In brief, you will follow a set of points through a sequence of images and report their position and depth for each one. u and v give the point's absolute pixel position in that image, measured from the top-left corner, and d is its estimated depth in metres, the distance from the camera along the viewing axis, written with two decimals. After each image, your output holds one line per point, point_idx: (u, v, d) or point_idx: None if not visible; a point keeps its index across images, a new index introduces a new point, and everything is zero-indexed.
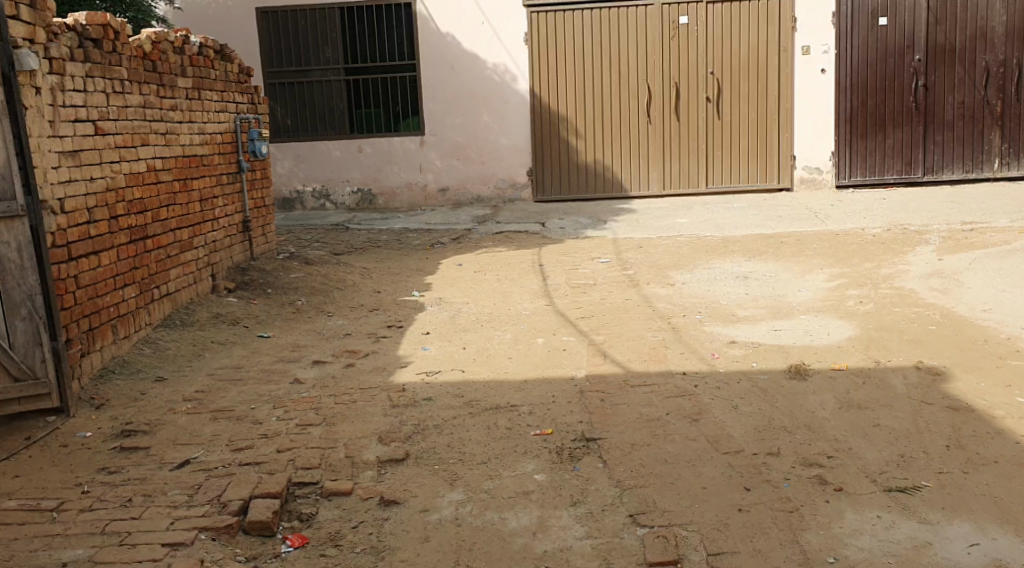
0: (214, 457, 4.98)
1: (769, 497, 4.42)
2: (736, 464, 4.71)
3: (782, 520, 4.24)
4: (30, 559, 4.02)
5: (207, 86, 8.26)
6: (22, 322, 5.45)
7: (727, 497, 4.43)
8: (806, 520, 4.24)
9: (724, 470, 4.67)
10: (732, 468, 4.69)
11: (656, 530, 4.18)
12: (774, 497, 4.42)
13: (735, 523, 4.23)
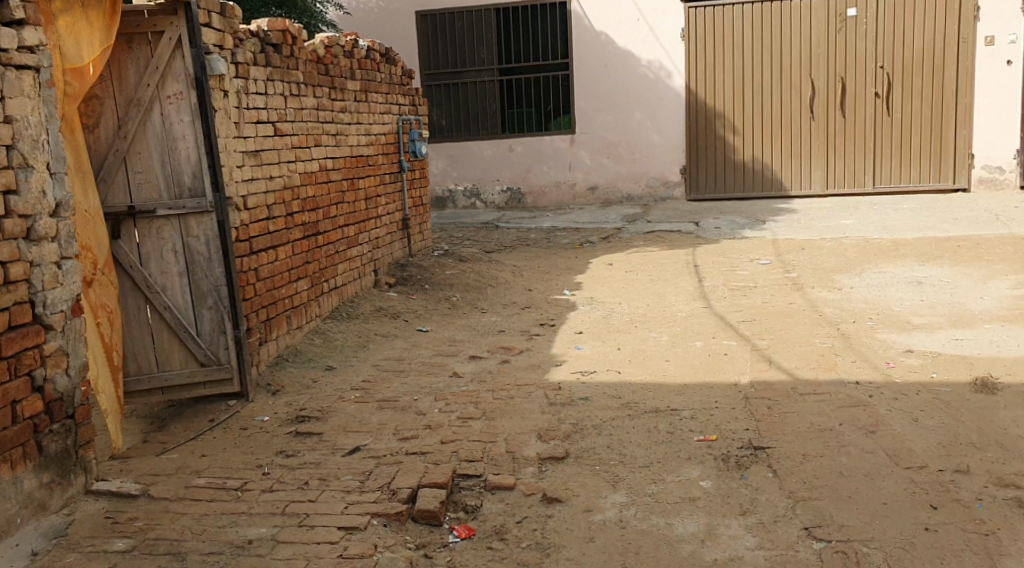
0: (382, 445, 5.16)
1: (960, 518, 4.18)
2: (920, 481, 4.49)
3: (977, 543, 4.01)
4: (219, 533, 4.26)
5: (373, 88, 8.54)
6: (208, 313, 5.81)
7: (911, 515, 4.23)
8: (1004, 544, 3.98)
9: (906, 486, 4.46)
10: (916, 484, 4.47)
11: (835, 545, 4.05)
12: (966, 518, 4.18)
13: (923, 543, 4.02)
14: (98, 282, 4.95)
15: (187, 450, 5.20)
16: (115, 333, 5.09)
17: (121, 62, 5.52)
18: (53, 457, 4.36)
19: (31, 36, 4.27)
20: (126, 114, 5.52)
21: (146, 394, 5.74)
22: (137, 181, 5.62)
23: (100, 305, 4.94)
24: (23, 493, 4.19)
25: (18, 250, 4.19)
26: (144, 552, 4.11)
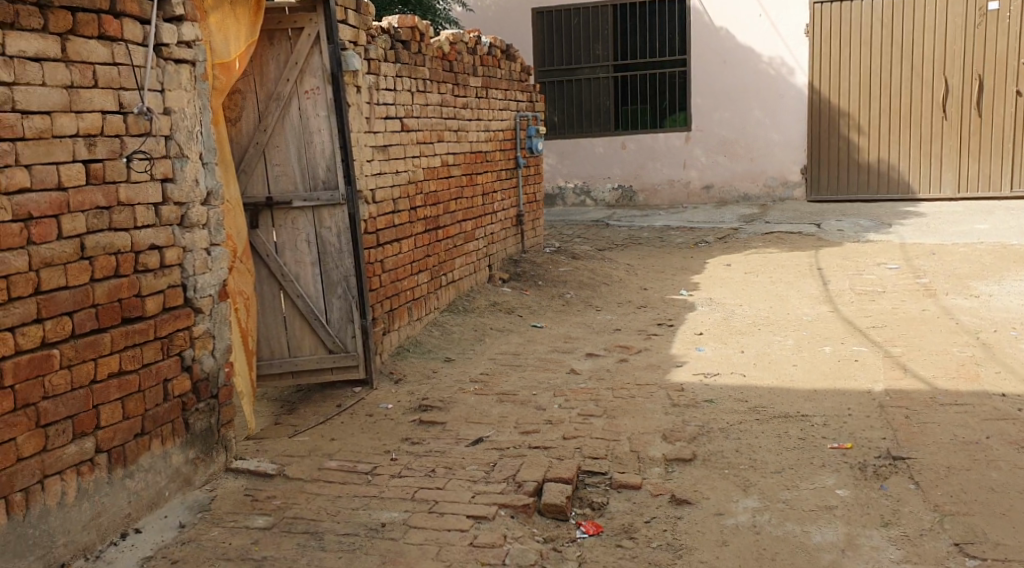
0: (504, 437, 5.20)
1: None
2: None
3: None
4: (353, 515, 4.38)
5: (494, 85, 8.61)
6: (338, 301, 5.96)
7: None
8: None
9: None
10: None
11: (990, 563, 3.85)
12: None
13: None
14: (236, 270, 5.13)
15: (317, 433, 5.36)
16: (251, 319, 5.28)
17: (262, 58, 5.72)
18: (198, 435, 4.58)
19: (188, 32, 4.48)
20: (266, 109, 5.72)
21: (277, 377, 5.95)
22: (275, 173, 5.81)
23: (237, 292, 5.12)
24: (171, 467, 4.41)
25: (174, 236, 4.38)
26: (282, 530, 4.25)
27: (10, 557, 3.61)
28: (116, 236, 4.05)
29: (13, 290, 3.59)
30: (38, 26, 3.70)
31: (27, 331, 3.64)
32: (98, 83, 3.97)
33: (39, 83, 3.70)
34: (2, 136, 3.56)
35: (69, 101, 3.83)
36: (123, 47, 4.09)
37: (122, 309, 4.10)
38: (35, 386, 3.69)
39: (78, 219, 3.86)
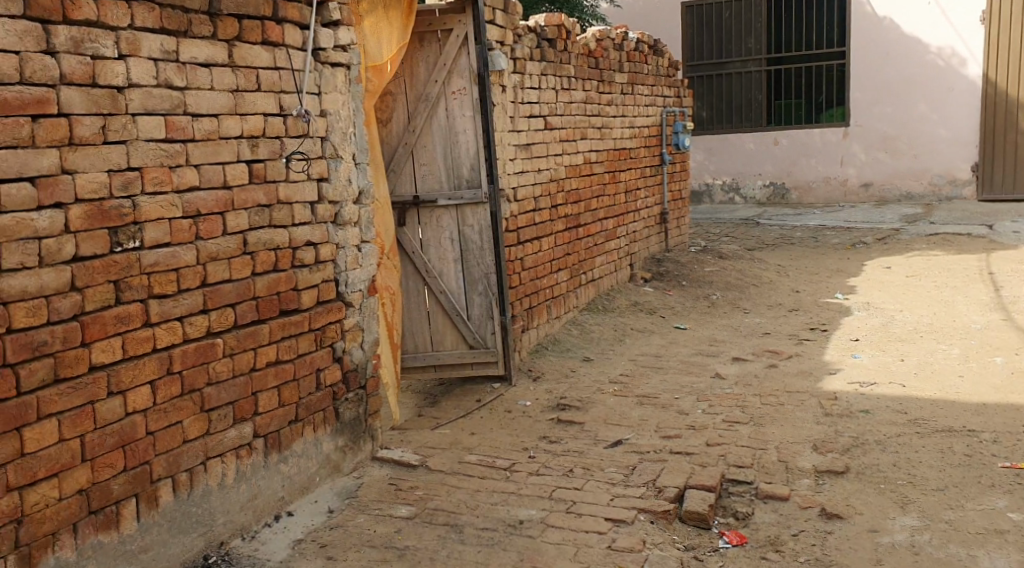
0: (644, 441, 5.09)
1: None
2: None
3: None
4: (492, 510, 4.37)
5: (640, 80, 8.46)
6: (479, 298, 5.98)
7: None
8: None
9: None
10: None
11: None
12: None
13: None
14: (384, 265, 5.22)
15: (458, 427, 5.40)
16: (397, 313, 5.35)
17: (413, 59, 5.80)
18: (347, 423, 4.69)
19: (344, 36, 4.57)
20: (415, 110, 5.81)
21: (420, 370, 6.04)
22: (421, 172, 5.88)
23: (385, 287, 5.20)
24: (321, 454, 4.53)
25: (327, 233, 4.49)
26: (424, 520, 4.28)
27: (175, 532, 3.78)
28: (275, 233, 4.17)
29: (182, 282, 3.74)
30: (209, 33, 3.83)
31: (194, 321, 3.79)
32: (262, 87, 4.09)
33: (208, 88, 3.83)
34: (176, 138, 3.69)
35: (235, 104, 3.95)
36: (284, 52, 4.21)
37: (280, 302, 4.22)
38: (200, 373, 3.84)
39: (241, 216, 3.99)
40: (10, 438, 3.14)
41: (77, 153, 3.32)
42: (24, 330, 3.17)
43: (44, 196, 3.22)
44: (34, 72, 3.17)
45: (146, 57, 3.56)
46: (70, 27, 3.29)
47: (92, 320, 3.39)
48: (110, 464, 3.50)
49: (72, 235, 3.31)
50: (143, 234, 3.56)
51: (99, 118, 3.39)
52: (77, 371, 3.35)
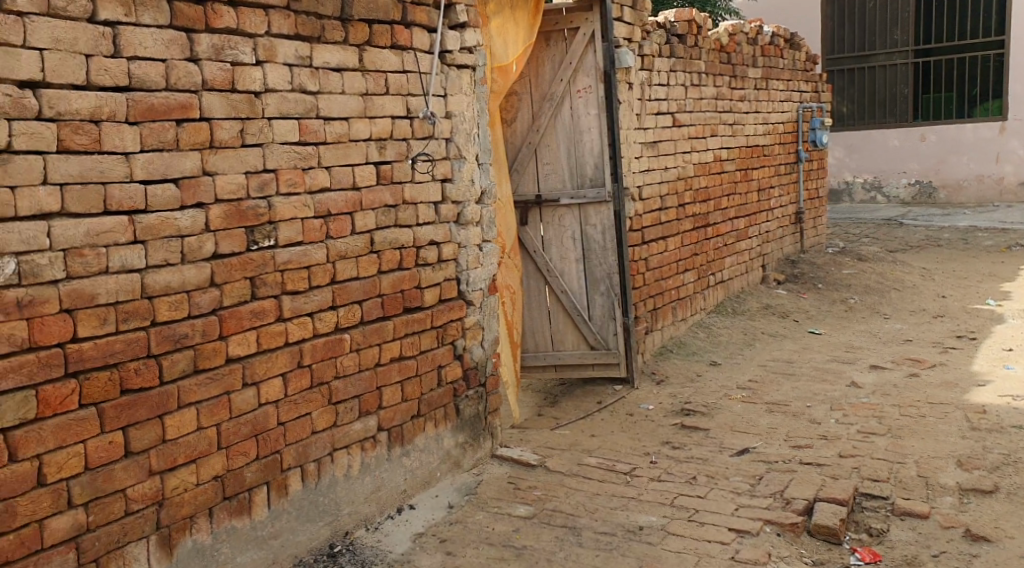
0: (773, 450, 4.90)
1: None
2: None
3: None
4: (611, 514, 4.29)
5: (775, 75, 8.17)
6: (601, 298, 5.90)
7: None
8: None
9: None
10: None
11: None
12: None
13: None
14: (505, 264, 5.21)
15: (578, 428, 5.34)
16: (517, 312, 5.33)
17: (539, 59, 5.77)
18: (468, 420, 4.70)
19: (471, 38, 4.58)
20: (541, 109, 5.78)
21: (540, 370, 6.01)
22: (545, 172, 5.84)
23: (505, 286, 5.19)
24: (442, 449, 4.56)
25: (450, 232, 4.52)
26: (543, 521, 4.24)
27: (303, 520, 3.86)
28: (400, 232, 4.22)
29: (313, 279, 3.81)
30: (341, 39, 3.88)
31: (323, 316, 3.87)
32: (390, 90, 4.13)
33: (340, 92, 3.89)
34: (308, 141, 3.76)
35: (364, 107, 4.01)
36: (412, 56, 4.24)
37: (404, 299, 4.27)
38: (329, 366, 3.92)
39: (368, 216, 4.05)
40: (153, 425, 3.28)
41: (217, 155, 3.42)
42: (167, 322, 3.30)
43: (187, 197, 3.33)
44: (178, 78, 3.29)
45: (281, 63, 3.64)
46: (212, 35, 3.39)
47: (229, 314, 3.49)
48: (244, 452, 3.61)
49: (212, 234, 3.42)
50: (277, 233, 3.65)
51: (237, 122, 3.49)
52: (215, 362, 3.46)
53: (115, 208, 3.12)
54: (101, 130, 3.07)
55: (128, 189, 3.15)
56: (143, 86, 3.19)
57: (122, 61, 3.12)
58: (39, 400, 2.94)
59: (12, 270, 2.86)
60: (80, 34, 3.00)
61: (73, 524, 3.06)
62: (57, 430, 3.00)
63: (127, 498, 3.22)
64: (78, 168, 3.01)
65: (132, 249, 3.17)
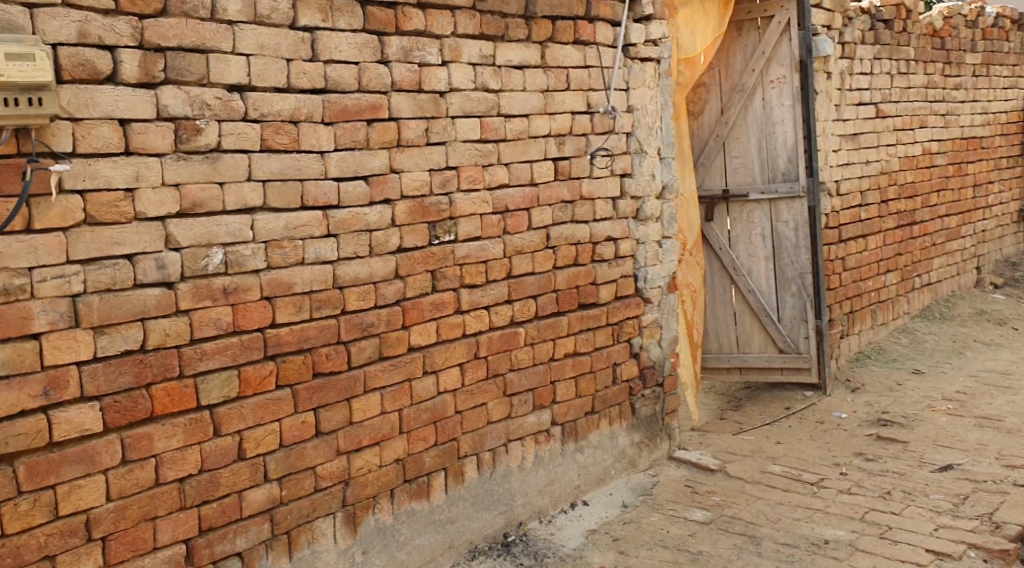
0: (981, 468, 4.51)
1: None
2: None
3: None
4: (794, 526, 4.10)
5: (998, 60, 7.48)
6: (792, 298, 5.63)
7: None
8: None
9: None
10: None
11: None
12: None
13: None
14: (685, 262, 5.08)
15: (763, 434, 5.15)
16: (698, 312, 5.21)
17: (729, 49, 5.61)
18: (644, 420, 4.65)
19: (656, 30, 4.51)
20: (730, 101, 5.62)
21: (724, 371, 5.85)
22: (734, 165, 5.67)
23: (686, 284, 5.08)
24: (618, 447, 4.53)
25: (629, 228, 4.47)
26: (721, 527, 4.12)
27: (479, 508, 3.94)
28: (577, 228, 4.22)
29: (490, 274, 3.88)
30: (524, 36, 3.92)
31: (500, 310, 3.93)
32: (571, 86, 4.14)
33: (521, 89, 3.93)
34: (489, 138, 3.83)
35: (545, 103, 4.03)
36: (595, 50, 4.23)
37: (580, 295, 4.27)
38: (504, 359, 3.98)
39: (545, 212, 4.08)
40: (341, 408, 3.44)
41: (403, 153, 3.55)
42: (356, 311, 3.46)
43: (376, 193, 3.47)
44: (370, 80, 3.43)
45: (465, 63, 3.72)
46: (402, 37, 3.52)
47: (411, 305, 3.62)
48: (423, 438, 3.72)
49: (397, 228, 3.55)
50: (457, 228, 3.75)
51: (422, 121, 3.60)
52: (398, 350, 3.60)
53: (310, 203, 3.29)
54: (300, 131, 3.25)
55: (323, 185, 3.32)
56: (338, 89, 3.34)
57: (319, 64, 3.28)
58: (241, 380, 3.14)
59: (220, 260, 3.06)
60: (282, 40, 3.18)
61: (267, 497, 3.26)
62: (257, 408, 3.20)
63: (317, 475, 3.39)
64: (278, 165, 3.19)
65: (325, 242, 3.34)
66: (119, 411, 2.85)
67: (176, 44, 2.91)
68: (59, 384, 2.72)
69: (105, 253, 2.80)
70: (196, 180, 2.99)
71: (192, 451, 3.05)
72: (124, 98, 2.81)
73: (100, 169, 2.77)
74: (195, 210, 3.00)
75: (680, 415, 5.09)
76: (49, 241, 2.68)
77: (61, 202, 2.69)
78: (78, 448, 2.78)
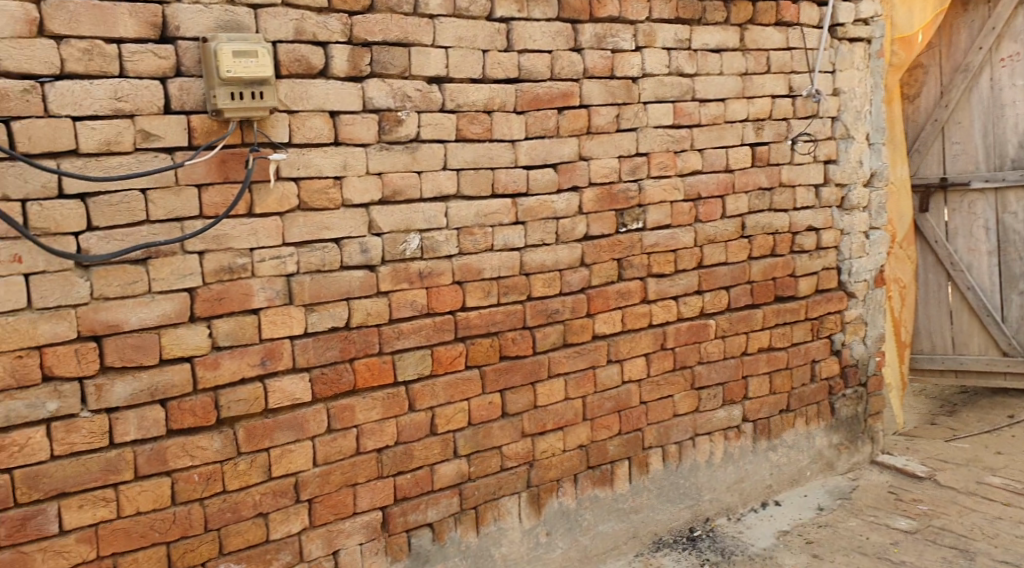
0: None
1: None
2: None
3: None
4: (1014, 543, 3.78)
5: None
6: (1018, 296, 5.21)
7: None
8: None
9: None
10: None
11: None
12: None
13: None
14: (892, 255, 4.77)
15: (980, 442, 4.76)
16: (906, 309, 4.90)
17: (953, 26, 5.23)
18: (844, 421, 4.43)
19: (868, 8, 4.25)
20: (952, 82, 5.23)
21: (938, 374, 5.45)
22: (954, 152, 5.26)
23: (894, 279, 4.80)
24: (814, 448, 4.34)
25: (832, 218, 4.26)
26: (928, 538, 3.85)
27: (663, 500, 3.90)
28: (775, 217, 4.06)
29: (680, 263, 3.82)
30: (722, 19, 3.81)
31: (689, 301, 3.86)
32: (772, 69, 3.97)
33: (718, 73, 3.82)
34: (682, 124, 3.76)
35: (743, 87, 3.90)
36: (799, 31, 4.04)
37: (777, 288, 4.11)
38: (692, 351, 3.91)
39: (741, 199, 3.95)
40: (527, 391, 3.50)
41: (593, 141, 3.55)
42: (542, 297, 3.50)
43: (564, 180, 3.50)
44: (562, 68, 3.45)
45: (660, 48, 3.67)
46: (596, 24, 3.51)
47: (597, 293, 3.63)
48: (608, 426, 3.73)
49: (585, 216, 3.57)
50: (646, 216, 3.71)
51: (614, 108, 3.58)
52: (583, 338, 3.62)
53: (501, 190, 3.37)
54: (493, 120, 3.32)
55: (513, 173, 3.38)
56: (531, 77, 3.39)
57: (514, 54, 3.34)
58: (433, 359, 3.27)
59: (416, 245, 3.19)
60: (479, 31, 3.26)
61: (457, 472, 3.38)
62: (448, 386, 3.32)
63: (503, 455, 3.48)
64: (472, 154, 3.28)
65: (514, 229, 3.40)
66: (325, 383, 3.05)
67: (381, 39, 3.05)
68: (275, 355, 2.95)
69: (317, 237, 2.99)
70: (397, 169, 3.13)
71: (390, 424, 3.21)
72: (335, 91, 2.98)
73: (312, 159, 2.96)
74: (395, 197, 3.14)
75: (884, 418, 4.81)
76: (268, 224, 2.89)
77: (278, 188, 2.90)
78: (289, 415, 3.00)
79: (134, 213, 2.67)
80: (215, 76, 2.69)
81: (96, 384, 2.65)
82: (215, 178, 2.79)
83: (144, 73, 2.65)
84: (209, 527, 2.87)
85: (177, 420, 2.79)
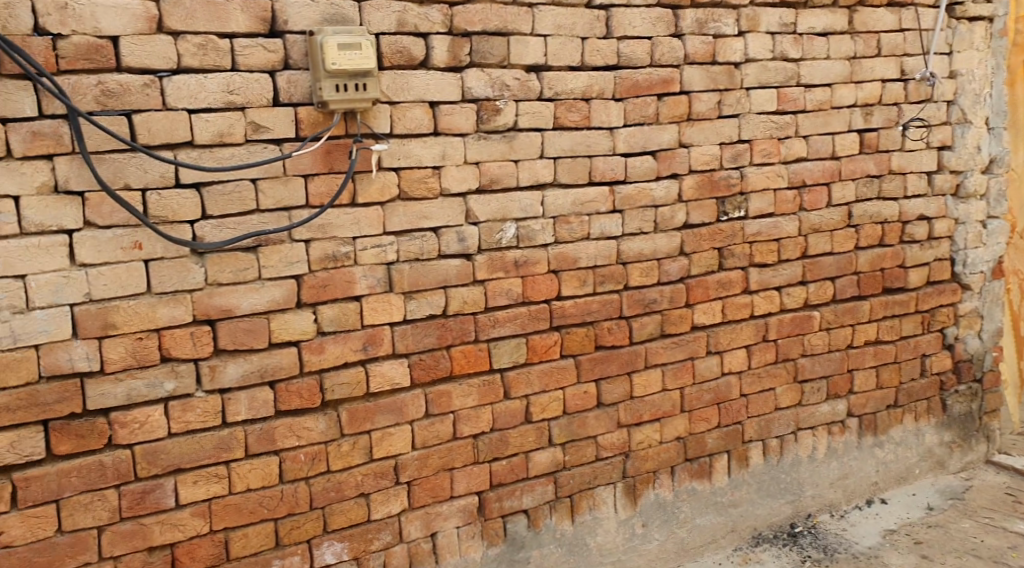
0: None
1: None
2: None
3: None
4: None
5: None
6: None
7: None
8: None
9: None
10: None
11: None
12: None
13: None
14: (1012, 245, 4.53)
15: None
16: None
17: None
18: (956, 418, 4.25)
19: None
20: None
21: None
22: None
23: (1014, 270, 4.57)
24: (924, 445, 4.18)
25: (946, 206, 4.08)
26: None
27: (763, 495, 3.83)
28: (885, 205, 3.92)
29: (783, 252, 3.73)
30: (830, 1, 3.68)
31: (792, 292, 3.77)
32: (882, 51, 3.83)
33: (824, 57, 3.70)
34: (787, 109, 3.66)
35: (852, 71, 3.77)
36: (913, 12, 3.87)
37: (885, 279, 3.97)
38: (795, 343, 3.81)
39: (847, 187, 3.82)
40: (623, 381, 3.49)
41: (694, 127, 3.50)
42: (639, 287, 3.48)
43: (663, 168, 3.46)
44: (662, 54, 3.41)
45: (764, 32, 3.58)
46: (697, 9, 3.45)
47: (696, 283, 3.58)
48: (706, 418, 3.68)
49: (684, 204, 3.52)
50: (748, 204, 3.63)
51: (715, 94, 3.52)
52: (681, 328, 3.58)
53: (598, 179, 3.35)
54: (592, 108, 3.31)
55: (611, 161, 3.36)
56: (630, 64, 3.36)
57: (613, 41, 3.31)
58: (528, 347, 3.29)
59: (512, 234, 3.21)
60: (577, 19, 3.24)
61: (552, 460, 3.39)
62: (543, 374, 3.33)
63: (598, 445, 3.48)
64: (570, 142, 3.28)
65: (611, 217, 3.39)
66: (423, 368, 3.11)
67: (481, 28, 3.07)
68: (376, 341, 3.02)
69: (416, 226, 3.04)
70: (495, 158, 3.16)
71: (486, 410, 3.24)
72: (435, 81, 3.02)
73: (412, 149, 3.01)
74: (493, 185, 3.17)
75: (1001, 416, 4.59)
76: (370, 213, 2.96)
77: (379, 178, 2.96)
78: (389, 399, 3.07)
79: (245, 202, 2.77)
80: (320, 69, 2.76)
81: (210, 365, 2.77)
82: (320, 168, 2.87)
83: (255, 66, 2.74)
84: (314, 506, 2.97)
85: (285, 401, 2.89)
